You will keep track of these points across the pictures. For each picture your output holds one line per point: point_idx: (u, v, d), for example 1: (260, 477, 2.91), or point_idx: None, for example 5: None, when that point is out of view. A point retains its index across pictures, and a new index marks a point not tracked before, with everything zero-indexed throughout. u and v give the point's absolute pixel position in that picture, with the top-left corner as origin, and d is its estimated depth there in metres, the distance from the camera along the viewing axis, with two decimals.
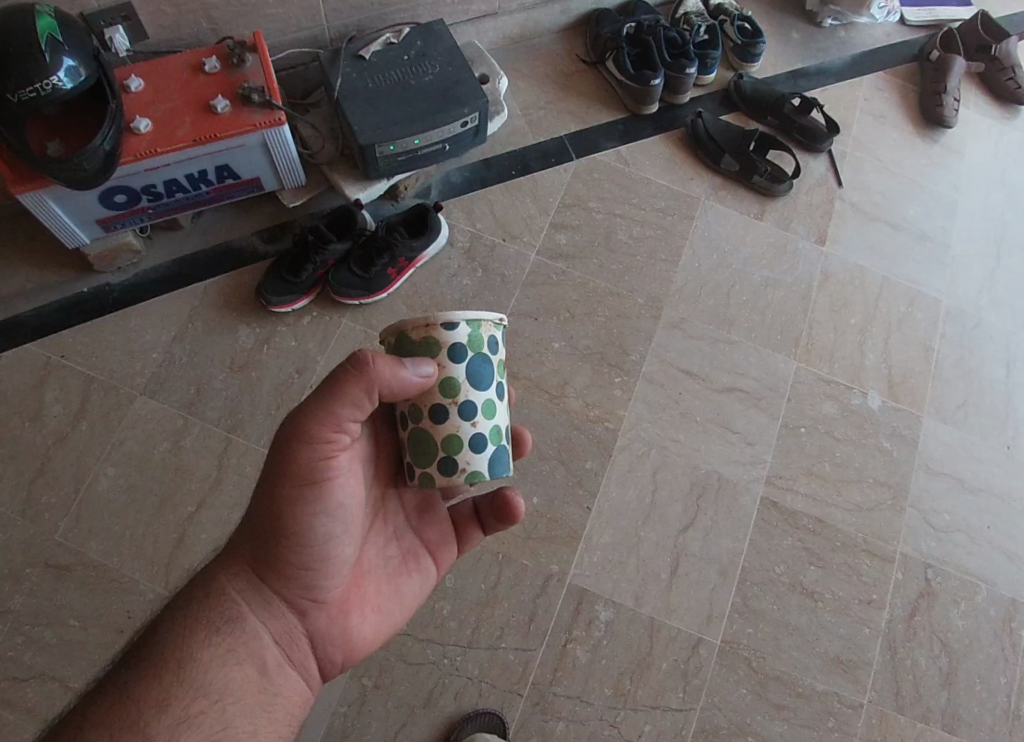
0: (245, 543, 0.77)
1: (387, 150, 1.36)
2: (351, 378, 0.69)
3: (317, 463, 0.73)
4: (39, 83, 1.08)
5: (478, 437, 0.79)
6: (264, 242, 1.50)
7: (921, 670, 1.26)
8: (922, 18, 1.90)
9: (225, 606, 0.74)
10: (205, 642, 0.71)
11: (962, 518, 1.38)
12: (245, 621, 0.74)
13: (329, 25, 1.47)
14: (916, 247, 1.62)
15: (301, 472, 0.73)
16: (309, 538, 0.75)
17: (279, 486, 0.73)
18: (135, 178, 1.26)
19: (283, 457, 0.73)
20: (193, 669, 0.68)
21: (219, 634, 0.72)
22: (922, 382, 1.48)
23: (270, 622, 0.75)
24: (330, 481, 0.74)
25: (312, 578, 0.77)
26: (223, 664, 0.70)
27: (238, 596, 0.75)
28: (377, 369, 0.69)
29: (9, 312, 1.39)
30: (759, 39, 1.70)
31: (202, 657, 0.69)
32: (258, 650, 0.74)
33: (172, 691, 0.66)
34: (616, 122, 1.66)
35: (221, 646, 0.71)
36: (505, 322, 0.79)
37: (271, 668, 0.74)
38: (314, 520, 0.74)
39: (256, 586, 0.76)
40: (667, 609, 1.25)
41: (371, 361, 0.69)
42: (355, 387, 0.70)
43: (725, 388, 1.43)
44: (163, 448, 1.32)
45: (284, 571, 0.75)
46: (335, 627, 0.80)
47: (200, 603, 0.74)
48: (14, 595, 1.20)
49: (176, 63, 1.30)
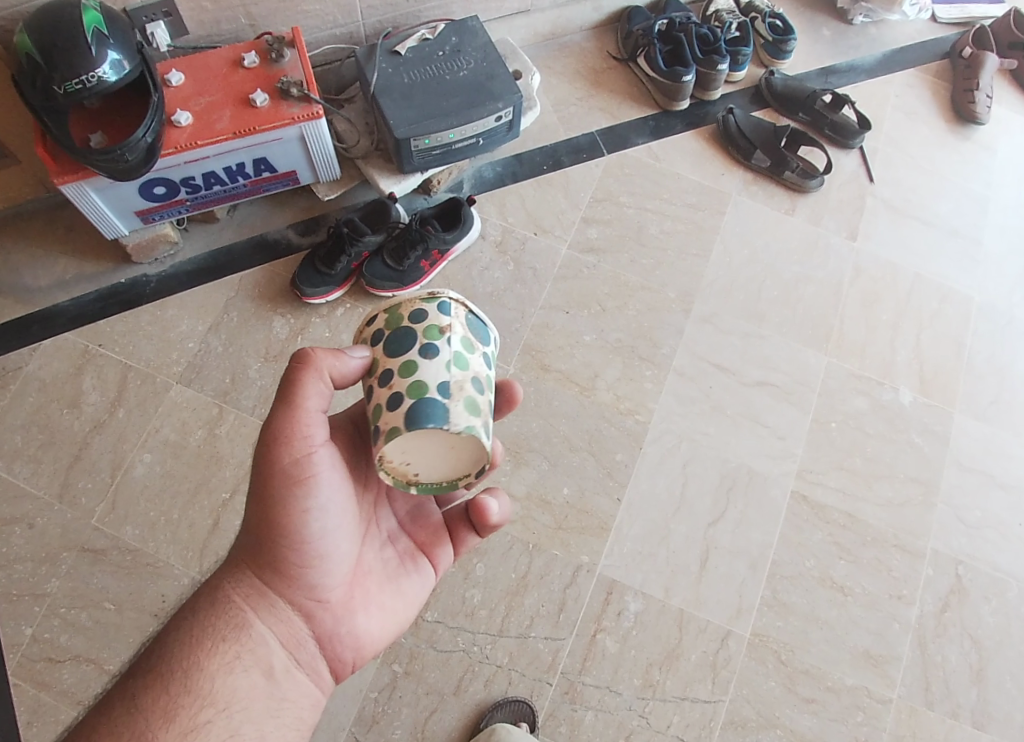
0: (247, 553, 0.77)
1: (422, 144, 1.38)
2: (303, 372, 0.72)
3: (298, 462, 0.73)
4: (85, 76, 1.10)
5: (395, 397, 0.70)
6: (299, 235, 1.52)
7: (951, 666, 1.26)
8: (952, 15, 1.89)
9: (230, 614, 0.74)
10: (211, 651, 0.71)
11: (994, 515, 1.37)
12: (250, 628, 0.74)
13: (365, 21, 1.49)
14: (947, 243, 1.62)
15: (284, 473, 0.73)
16: (303, 538, 0.75)
17: (266, 488, 0.74)
18: (175, 170, 1.29)
19: (265, 461, 0.73)
20: (198, 677, 0.69)
21: (224, 642, 0.73)
22: (953, 378, 1.48)
23: (276, 626, 0.76)
24: (316, 481, 0.75)
25: (312, 577, 0.77)
26: (230, 672, 0.71)
27: (243, 603, 0.75)
28: (320, 356, 0.73)
29: (48, 301, 1.42)
30: (790, 37, 1.70)
31: (209, 666, 0.70)
32: (265, 655, 0.74)
33: (179, 701, 0.67)
34: (647, 119, 1.67)
35: (227, 653, 0.72)
36: (435, 292, 0.73)
37: (278, 672, 0.74)
38: (307, 520, 0.75)
39: (261, 592, 0.76)
40: (696, 601, 1.26)
41: (317, 356, 0.73)
42: (309, 381, 0.72)
43: (756, 382, 1.43)
44: (198, 435, 1.34)
45: (285, 574, 0.76)
46: (343, 627, 0.80)
47: (208, 611, 0.75)
48: (51, 578, 1.23)
49: (216, 58, 1.33)
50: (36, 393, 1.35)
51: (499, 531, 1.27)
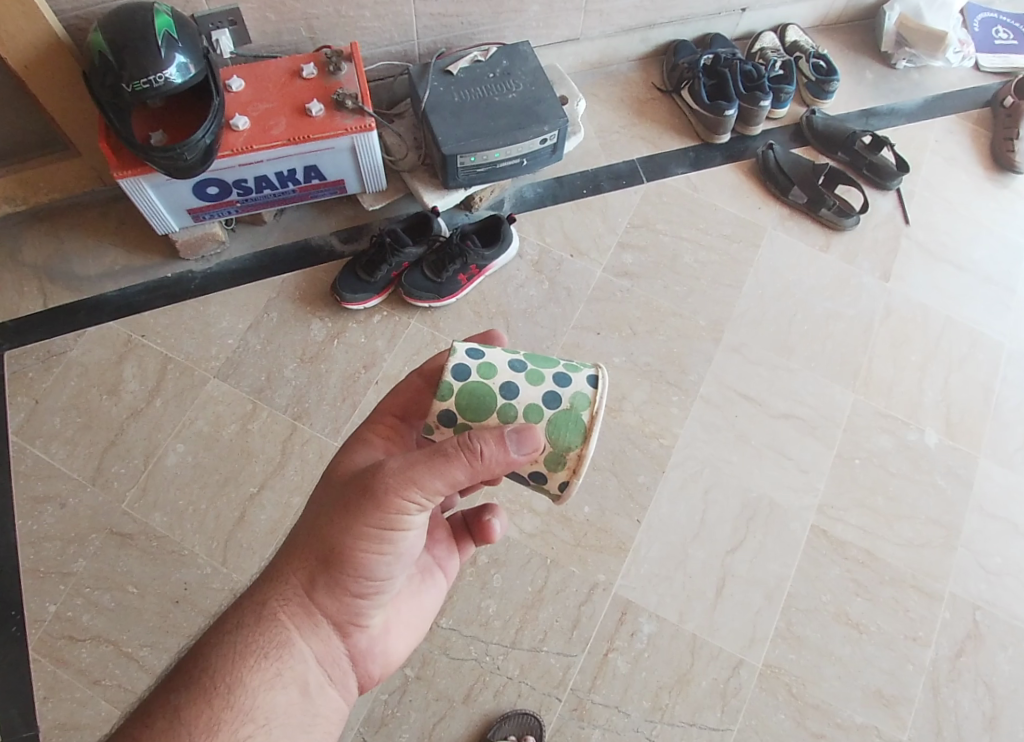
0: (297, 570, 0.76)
1: (468, 161, 1.42)
2: (460, 461, 0.68)
3: (399, 517, 0.73)
4: (152, 76, 1.15)
5: None
6: (341, 241, 1.56)
7: (964, 711, 1.25)
8: (996, 65, 1.91)
9: (275, 631, 0.74)
10: (254, 667, 0.71)
11: (1015, 563, 1.37)
12: (292, 645, 0.74)
13: (420, 40, 1.54)
14: (980, 289, 1.63)
15: (377, 523, 0.73)
16: (370, 573, 0.76)
17: (356, 526, 0.73)
18: (229, 172, 1.34)
19: (365, 506, 0.72)
20: (242, 693, 0.69)
21: (266, 658, 0.72)
22: (979, 423, 1.48)
23: (318, 645, 0.76)
24: (405, 531, 0.75)
25: (364, 604, 0.79)
26: (271, 688, 0.71)
27: (289, 620, 0.75)
28: (490, 456, 0.68)
29: (96, 290, 1.47)
30: (833, 77, 1.73)
31: (251, 681, 0.70)
32: (302, 672, 0.74)
33: (223, 716, 0.67)
34: (687, 150, 1.70)
35: (269, 670, 0.72)
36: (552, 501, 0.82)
37: (314, 689, 0.75)
38: (378, 560, 0.75)
39: (308, 611, 0.76)
40: (709, 627, 1.27)
41: (483, 451, 0.68)
42: (460, 469, 0.69)
43: (781, 414, 1.44)
44: (231, 429, 1.38)
45: (340, 597, 0.77)
46: (375, 646, 0.83)
47: (252, 626, 0.74)
48: (79, 558, 1.26)
49: (276, 67, 1.38)
50: (77, 378, 1.40)
51: (519, 544, 1.29)
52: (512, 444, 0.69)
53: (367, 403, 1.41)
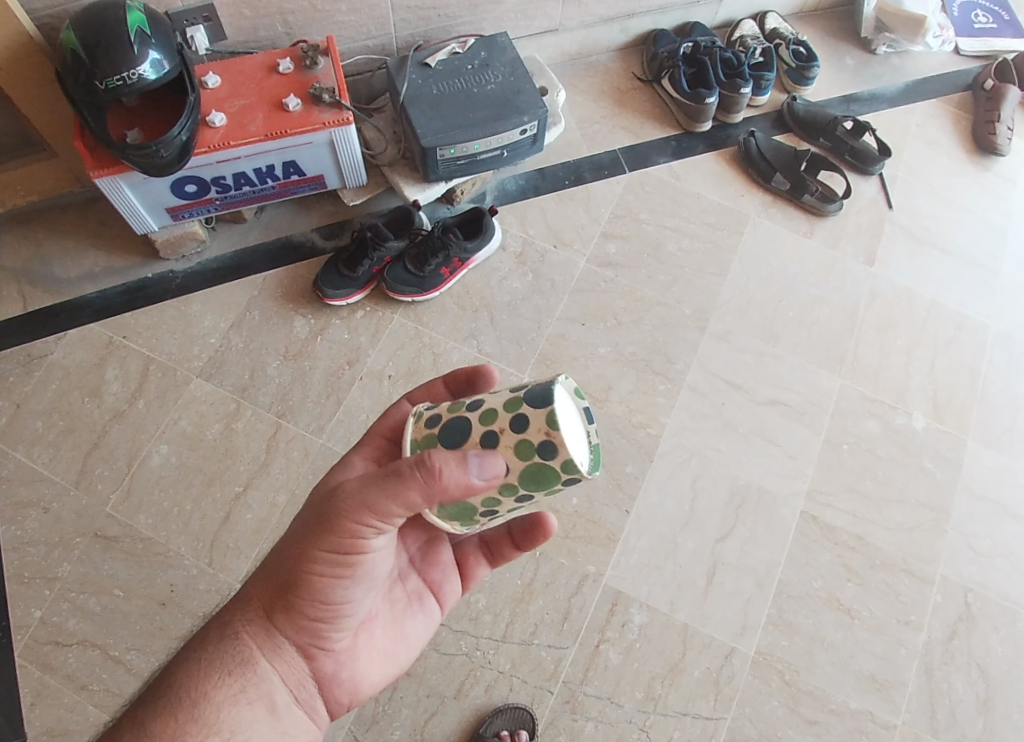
0: (260, 589, 0.75)
1: (448, 154, 1.41)
2: (416, 482, 0.63)
3: (357, 536, 0.70)
4: (126, 73, 1.13)
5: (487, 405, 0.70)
6: (323, 238, 1.55)
7: (958, 694, 1.25)
8: (976, 49, 1.92)
9: (239, 649, 0.73)
10: (218, 683, 0.71)
11: (1005, 544, 1.37)
12: (258, 664, 0.73)
13: (397, 33, 1.53)
14: (965, 272, 1.63)
15: (337, 543, 0.70)
16: (330, 595, 0.73)
17: (316, 549, 0.70)
18: (206, 169, 1.32)
19: (322, 529, 0.70)
20: (206, 707, 0.69)
21: (231, 675, 0.72)
22: (966, 406, 1.48)
23: (282, 666, 0.74)
24: (364, 554, 0.71)
25: (330, 629, 0.75)
26: (235, 705, 0.71)
27: (253, 639, 0.74)
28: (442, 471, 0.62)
29: (76, 292, 1.46)
30: (813, 63, 1.73)
31: (215, 696, 0.70)
32: (268, 691, 0.73)
33: (186, 729, 0.67)
34: (669, 139, 1.70)
35: (233, 687, 0.71)
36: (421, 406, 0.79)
37: (277, 708, 0.73)
38: (336, 582, 0.72)
39: (272, 632, 0.74)
40: (702, 616, 1.26)
41: (439, 471, 0.62)
42: (416, 489, 0.64)
43: (769, 401, 1.44)
44: (215, 429, 1.36)
45: (307, 618, 0.74)
46: (346, 673, 0.78)
47: (217, 643, 0.73)
48: (62, 562, 1.25)
49: (252, 62, 1.36)
50: (59, 381, 1.38)
51: None
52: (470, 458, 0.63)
53: (353, 399, 1.40)
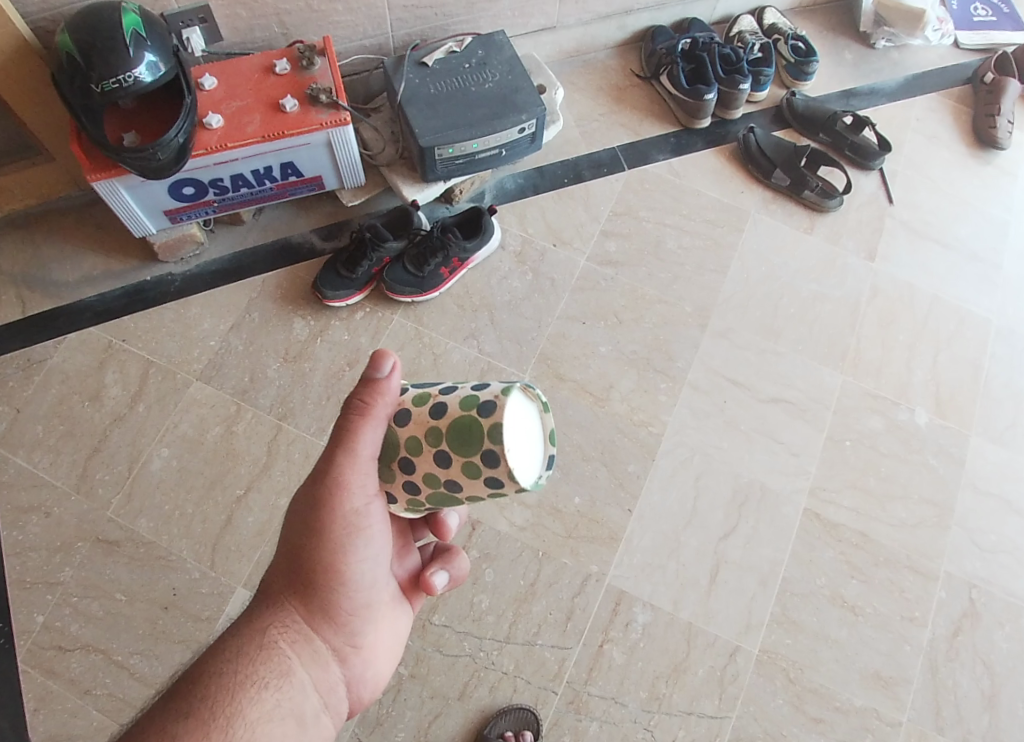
0: (286, 591, 0.75)
1: (446, 153, 1.41)
2: (357, 420, 0.69)
3: (359, 514, 0.73)
4: (122, 76, 1.13)
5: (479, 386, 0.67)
6: (322, 239, 1.55)
7: (962, 691, 1.24)
8: (975, 42, 1.91)
9: (276, 659, 0.71)
10: (255, 697, 0.68)
11: (1009, 539, 1.36)
12: (294, 674, 0.72)
13: (394, 33, 1.52)
14: (966, 266, 1.62)
15: (345, 526, 0.73)
16: (353, 580, 0.76)
17: (329, 537, 0.73)
18: (204, 171, 1.31)
19: (322, 514, 0.72)
20: (240, 724, 0.65)
21: (268, 688, 0.69)
22: (969, 401, 1.48)
23: (316, 673, 0.74)
24: (371, 532, 0.75)
25: (356, 623, 0.78)
26: (270, 720, 0.68)
27: (290, 647, 0.73)
28: (371, 402, 0.69)
29: (74, 296, 1.45)
30: (812, 58, 1.72)
31: (249, 713, 0.67)
32: (302, 702, 0.72)
33: None
34: (668, 135, 1.69)
35: (270, 700, 0.69)
36: None
37: (312, 720, 0.72)
38: (357, 569, 0.75)
39: (306, 636, 0.75)
40: (706, 614, 1.26)
41: (368, 403, 0.69)
42: (365, 427, 0.69)
43: (771, 398, 1.43)
44: (215, 432, 1.36)
45: (334, 615, 0.76)
46: (367, 671, 0.80)
47: (251, 654, 0.71)
48: (64, 567, 1.24)
49: (248, 63, 1.36)
50: (59, 385, 1.38)
51: (510, 538, 1.28)
52: (378, 376, 0.70)
53: None
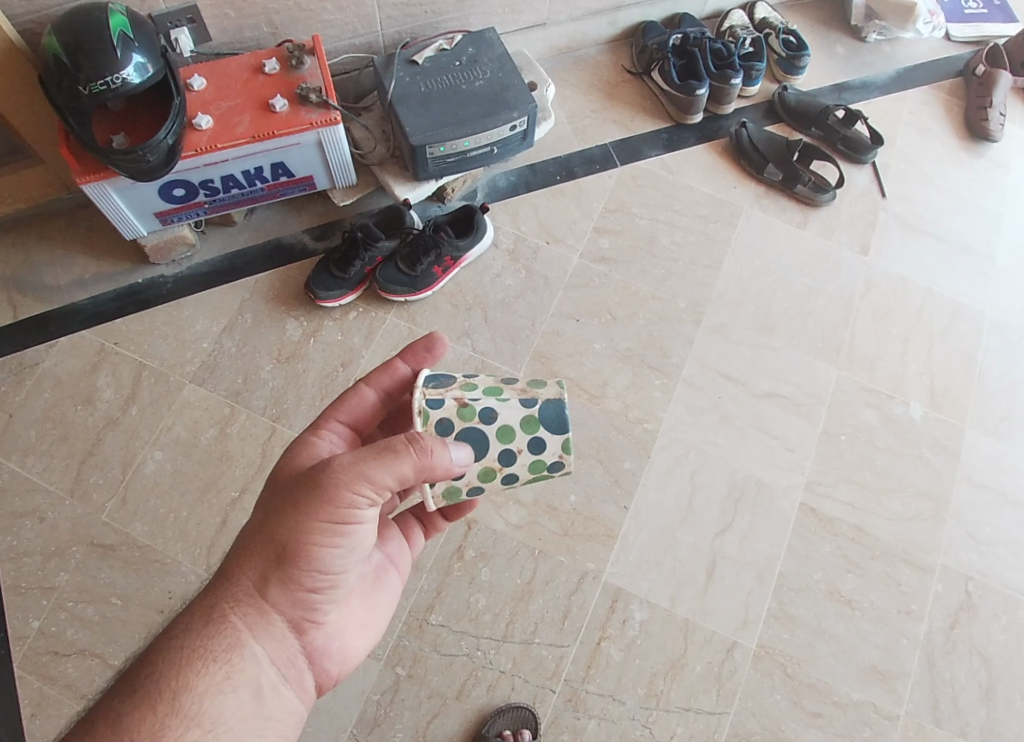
0: (249, 566, 0.74)
1: (437, 151, 1.40)
2: (402, 452, 0.70)
3: (347, 509, 0.71)
4: (110, 77, 1.12)
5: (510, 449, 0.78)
6: (314, 239, 1.54)
7: (960, 683, 1.24)
8: (966, 34, 1.91)
9: (226, 633, 0.71)
10: (202, 671, 0.68)
11: (1005, 532, 1.36)
12: (246, 647, 0.72)
13: (384, 31, 1.52)
14: (959, 259, 1.62)
15: (331, 517, 0.71)
16: (324, 565, 0.74)
17: (307, 521, 0.71)
18: (194, 172, 1.31)
19: (310, 502, 0.71)
20: (188, 700, 0.66)
21: (216, 662, 0.70)
22: (963, 393, 1.48)
23: (271, 646, 0.74)
24: (355, 526, 0.73)
25: (321, 601, 0.77)
26: (220, 692, 0.69)
27: (241, 622, 0.73)
28: (430, 454, 0.71)
29: (66, 300, 1.44)
30: (803, 52, 1.73)
31: (199, 686, 0.67)
32: (255, 675, 0.72)
33: (166, 722, 0.64)
34: (661, 131, 1.69)
35: (219, 674, 0.69)
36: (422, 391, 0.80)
37: (268, 692, 0.73)
38: (330, 555, 0.73)
39: (263, 610, 0.74)
40: (703, 610, 1.26)
41: (431, 450, 0.71)
42: (408, 463, 0.70)
43: (765, 393, 1.43)
44: (209, 434, 1.35)
45: (293, 594, 0.74)
46: (332, 645, 0.81)
47: (201, 629, 0.71)
48: (59, 572, 1.24)
49: (237, 63, 1.35)
50: (51, 389, 1.37)
51: (505, 536, 1.27)
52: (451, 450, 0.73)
53: None
